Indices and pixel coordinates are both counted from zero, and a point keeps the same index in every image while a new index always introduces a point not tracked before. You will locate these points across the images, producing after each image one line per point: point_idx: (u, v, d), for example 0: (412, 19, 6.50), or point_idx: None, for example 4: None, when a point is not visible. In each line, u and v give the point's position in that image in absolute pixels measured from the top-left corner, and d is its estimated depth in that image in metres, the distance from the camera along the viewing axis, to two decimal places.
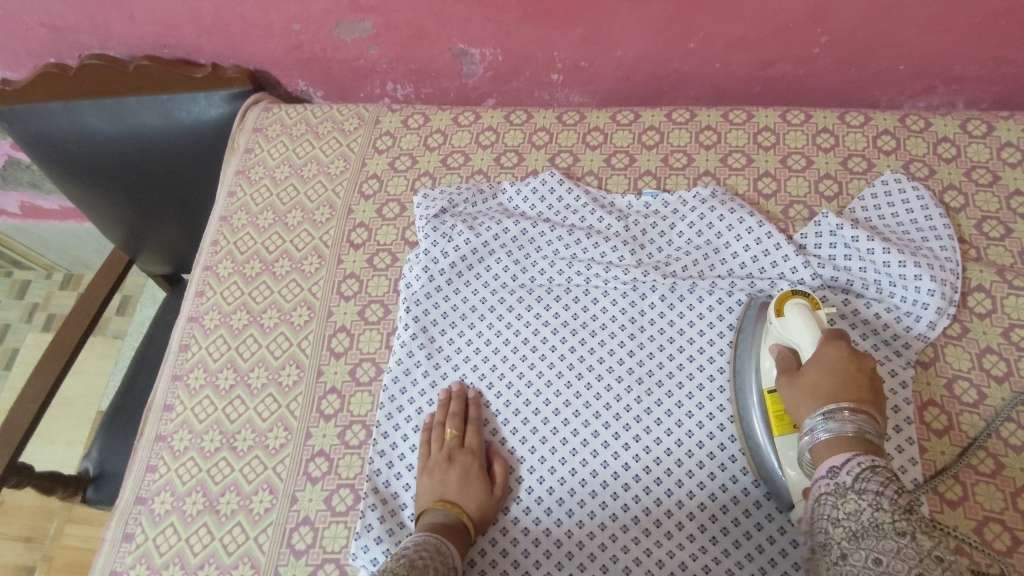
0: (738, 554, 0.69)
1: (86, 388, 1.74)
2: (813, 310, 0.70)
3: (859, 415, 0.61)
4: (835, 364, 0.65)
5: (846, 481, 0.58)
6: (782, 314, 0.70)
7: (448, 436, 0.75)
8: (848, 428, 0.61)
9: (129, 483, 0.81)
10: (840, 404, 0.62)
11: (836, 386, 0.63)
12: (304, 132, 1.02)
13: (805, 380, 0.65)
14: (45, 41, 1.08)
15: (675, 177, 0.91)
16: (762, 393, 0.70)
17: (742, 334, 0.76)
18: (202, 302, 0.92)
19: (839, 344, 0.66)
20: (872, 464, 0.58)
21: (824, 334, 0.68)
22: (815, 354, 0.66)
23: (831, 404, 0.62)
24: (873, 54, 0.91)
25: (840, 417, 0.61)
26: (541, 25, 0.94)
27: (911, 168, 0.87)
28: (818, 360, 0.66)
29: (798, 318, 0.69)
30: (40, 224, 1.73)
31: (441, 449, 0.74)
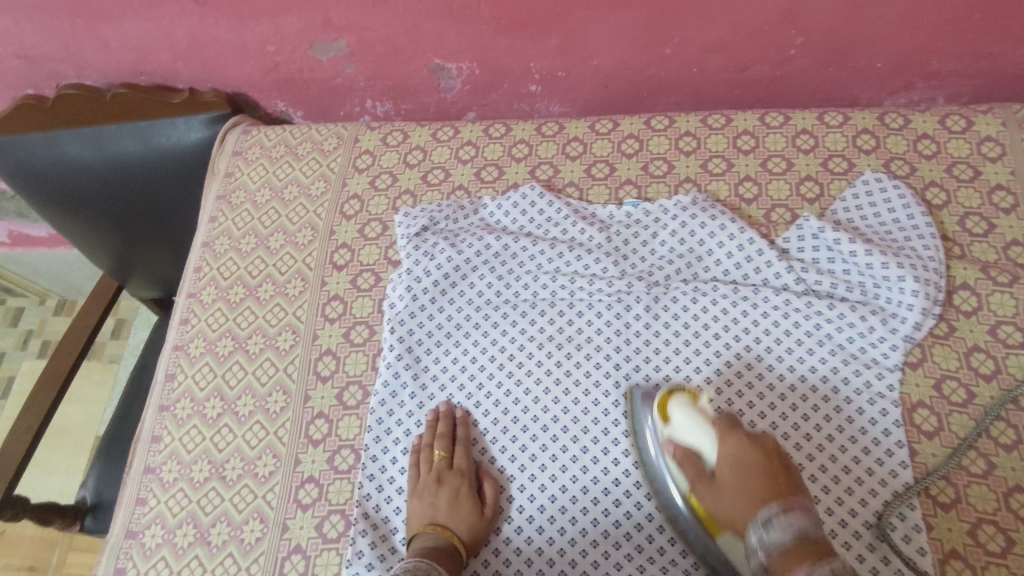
0: None
1: (83, 415, 1.74)
2: (694, 404, 0.68)
3: (792, 512, 0.58)
4: (737, 455, 0.63)
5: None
6: (669, 419, 0.68)
7: (436, 458, 0.75)
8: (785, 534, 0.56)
9: (119, 517, 0.81)
10: (770, 506, 0.59)
11: (726, 444, 0.64)
12: (284, 153, 1.02)
13: (722, 499, 0.63)
14: (21, 72, 1.08)
15: (656, 185, 0.90)
16: (688, 501, 0.67)
17: (638, 423, 0.73)
18: (187, 330, 0.91)
19: (733, 438, 0.65)
20: (817, 550, 0.53)
21: (717, 426, 0.66)
22: (697, 420, 0.67)
23: (762, 511, 0.59)
24: (849, 53, 0.90)
25: (777, 522, 0.57)
26: (516, 37, 0.93)
27: (892, 166, 0.86)
28: (701, 419, 0.67)
29: (686, 418, 0.67)
30: (29, 252, 1.72)
31: (430, 471, 0.74)
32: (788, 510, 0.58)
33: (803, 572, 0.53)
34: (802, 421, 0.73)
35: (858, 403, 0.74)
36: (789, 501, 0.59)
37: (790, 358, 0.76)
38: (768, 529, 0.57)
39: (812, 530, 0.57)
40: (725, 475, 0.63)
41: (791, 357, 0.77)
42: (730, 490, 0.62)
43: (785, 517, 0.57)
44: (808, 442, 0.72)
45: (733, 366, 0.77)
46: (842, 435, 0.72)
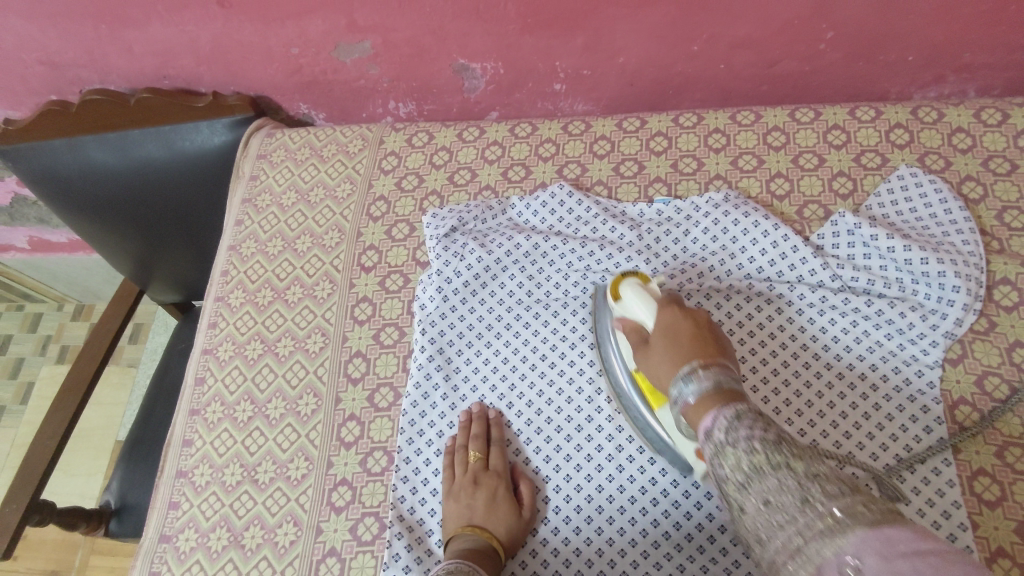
0: None
1: (103, 419, 1.75)
2: (644, 285, 0.71)
3: (712, 366, 0.56)
4: (670, 323, 0.64)
5: (721, 437, 0.50)
6: (619, 297, 0.71)
7: (471, 459, 0.74)
8: (706, 384, 0.55)
9: (152, 522, 0.81)
10: (691, 363, 0.57)
11: (663, 311, 0.65)
12: (309, 155, 1.01)
13: (654, 350, 0.63)
14: (46, 78, 1.08)
15: (686, 183, 0.89)
16: (631, 377, 0.71)
17: (601, 328, 0.77)
18: (216, 334, 0.91)
19: (671, 308, 0.65)
20: (737, 412, 0.51)
21: (660, 301, 0.67)
22: (644, 296, 0.68)
23: (683, 367, 0.57)
24: (880, 47, 0.89)
25: (695, 376, 0.55)
26: (543, 36, 0.93)
27: (927, 161, 0.85)
28: (646, 294, 0.69)
29: (632, 294, 0.69)
30: (49, 258, 1.73)
31: (466, 473, 0.73)
32: (705, 366, 0.56)
33: (715, 419, 0.51)
34: (841, 419, 0.72)
35: (898, 400, 0.72)
36: (710, 359, 0.57)
37: (828, 355, 0.76)
38: (687, 384, 0.56)
39: (731, 382, 0.54)
40: (658, 334, 0.64)
41: (827, 354, 0.76)
42: (661, 343, 0.63)
43: (703, 374, 0.55)
44: (848, 439, 0.71)
45: (769, 363, 0.76)
46: (882, 433, 0.71)
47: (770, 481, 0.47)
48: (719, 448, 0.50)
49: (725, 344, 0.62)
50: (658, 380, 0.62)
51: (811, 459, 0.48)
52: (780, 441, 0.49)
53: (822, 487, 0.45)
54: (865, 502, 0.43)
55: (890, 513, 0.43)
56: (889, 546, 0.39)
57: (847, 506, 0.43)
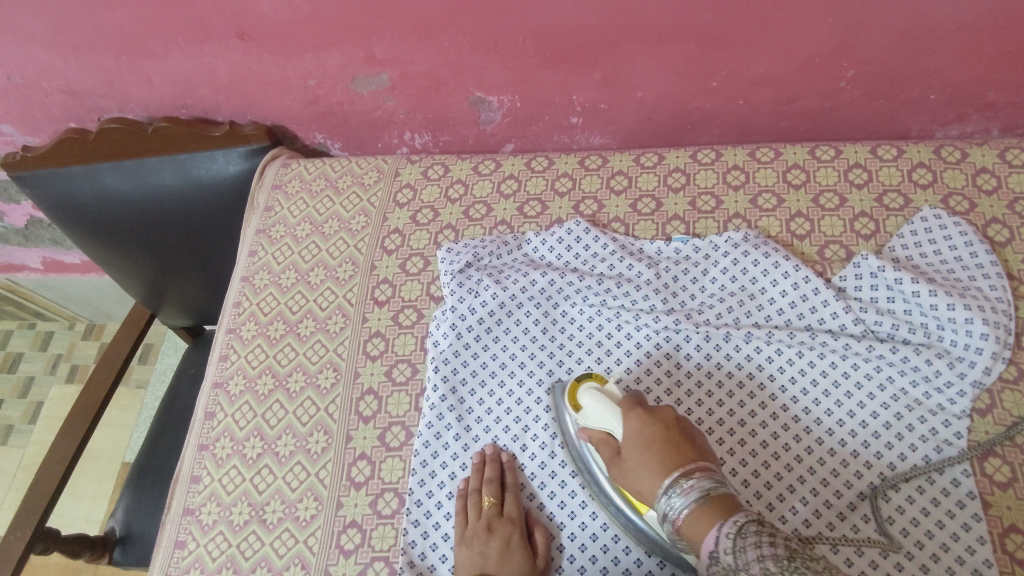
0: None
1: (110, 440, 1.74)
2: (602, 390, 0.70)
3: (695, 474, 0.58)
4: (638, 433, 0.64)
5: (729, 560, 0.53)
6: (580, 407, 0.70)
7: (485, 504, 0.72)
8: (694, 497, 0.57)
9: (157, 561, 0.79)
10: (672, 474, 0.60)
11: (626, 418, 0.66)
12: (324, 187, 1.01)
13: (630, 463, 0.64)
14: (64, 106, 1.09)
15: (704, 221, 0.88)
16: (615, 484, 0.69)
17: (563, 422, 0.76)
18: (227, 367, 0.90)
19: (634, 414, 0.65)
20: (738, 526, 0.54)
21: (624, 402, 0.68)
22: (603, 399, 0.68)
23: (665, 481, 0.59)
24: (902, 86, 0.88)
25: (680, 489, 0.58)
26: (561, 71, 0.92)
27: (951, 202, 0.84)
28: (608, 399, 0.68)
29: (594, 404, 0.68)
30: (62, 278, 1.73)
31: (480, 518, 0.71)
32: (689, 476, 0.58)
33: (716, 537, 0.54)
34: (865, 469, 0.70)
35: (924, 451, 0.70)
36: (691, 465, 0.59)
37: (850, 403, 0.74)
38: (672, 497, 0.58)
39: (717, 488, 0.57)
40: (630, 444, 0.64)
41: (850, 401, 0.74)
42: (636, 453, 0.63)
43: (688, 485, 0.58)
44: (874, 491, 0.69)
45: (789, 410, 0.74)
46: (909, 485, 0.69)
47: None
48: (731, 570, 0.52)
49: (699, 441, 0.63)
50: (641, 494, 0.62)
51: (815, 563, 0.50)
52: (790, 553, 0.51)
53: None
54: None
55: None
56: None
57: None
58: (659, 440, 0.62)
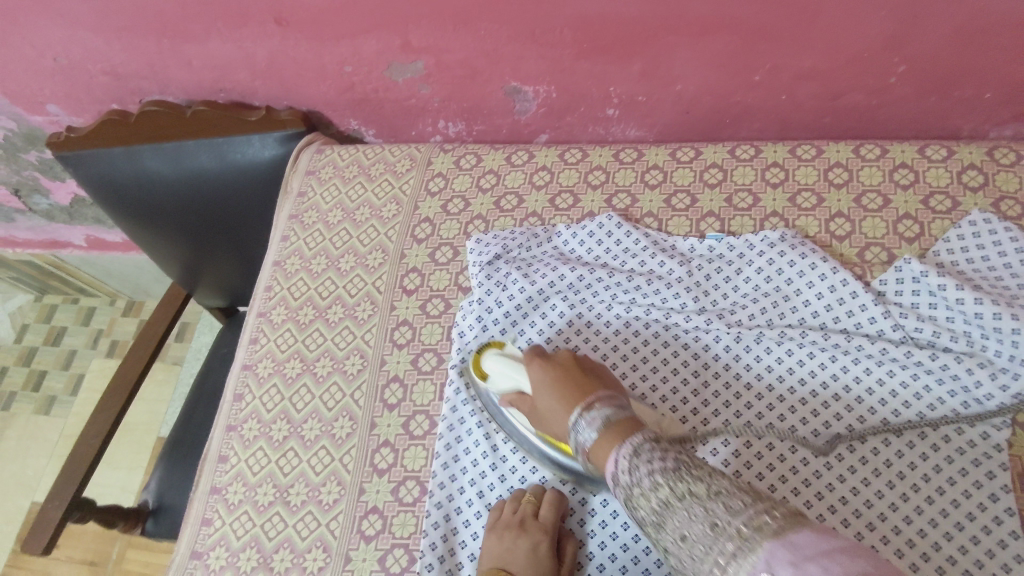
0: None
1: (146, 414, 1.79)
2: (506, 352, 0.73)
3: (596, 404, 0.58)
4: (543, 380, 0.65)
5: (626, 479, 0.52)
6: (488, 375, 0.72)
7: (524, 502, 0.71)
8: (598, 422, 0.57)
9: (184, 537, 0.81)
10: (578, 410, 0.59)
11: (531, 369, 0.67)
12: (357, 174, 1.01)
13: (543, 407, 0.64)
14: (108, 87, 1.11)
15: (740, 219, 0.86)
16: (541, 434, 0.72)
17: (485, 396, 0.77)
18: (257, 349, 0.92)
19: (535, 364, 0.67)
20: (636, 447, 0.53)
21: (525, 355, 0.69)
22: (508, 359, 0.71)
23: (573, 413, 0.59)
24: (956, 82, 0.84)
25: (587, 420, 0.58)
26: (597, 61, 0.91)
27: (1002, 206, 0.80)
28: (512, 358, 0.71)
29: (500, 364, 0.71)
30: (104, 256, 1.78)
31: (516, 513, 0.71)
32: (591, 407, 0.58)
33: (618, 459, 0.53)
34: (898, 479, 0.68)
35: (961, 463, 0.67)
36: (589, 398, 0.59)
37: (884, 410, 0.71)
38: (581, 429, 0.58)
39: (618, 413, 0.57)
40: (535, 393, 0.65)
41: (883, 409, 0.71)
42: (547, 398, 0.64)
43: (592, 415, 0.58)
44: (906, 502, 0.67)
45: (819, 415, 0.73)
46: (943, 498, 0.66)
47: (679, 512, 0.48)
48: (629, 489, 0.51)
49: (599, 370, 0.66)
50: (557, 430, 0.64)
51: (709, 478, 0.49)
52: (680, 466, 0.50)
53: (725, 505, 0.46)
54: (768, 508, 0.45)
55: (791, 514, 0.44)
56: (795, 551, 0.41)
57: (748, 518, 0.44)
58: (562, 377, 0.64)
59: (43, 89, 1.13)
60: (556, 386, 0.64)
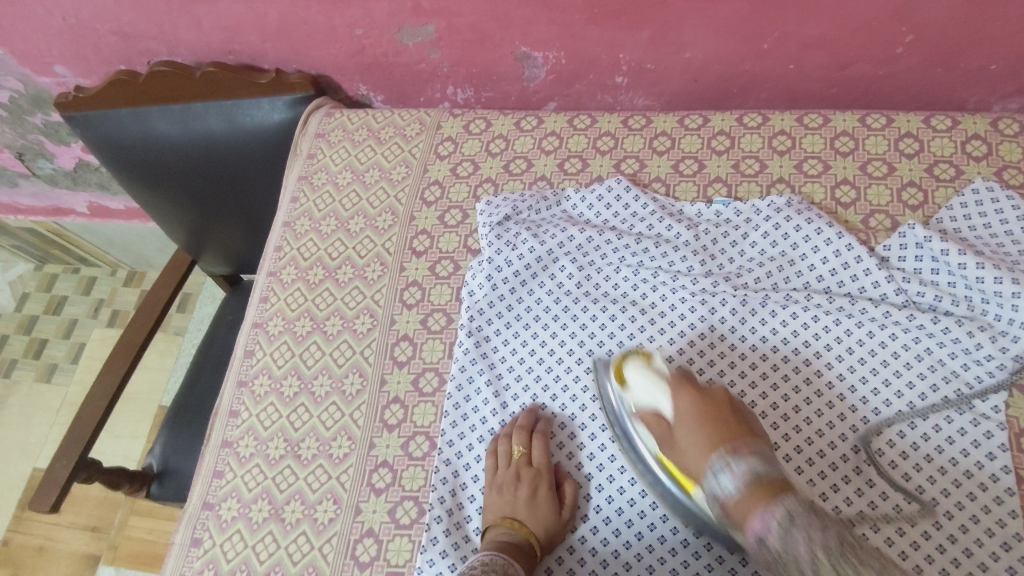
0: None
1: (148, 383, 1.80)
2: (649, 365, 0.69)
3: (746, 457, 0.55)
4: (690, 410, 0.62)
5: (776, 545, 0.48)
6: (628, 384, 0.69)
7: (515, 453, 0.73)
8: (742, 479, 0.54)
9: (196, 489, 0.83)
10: (721, 453, 0.56)
11: (680, 396, 0.64)
12: (366, 137, 1.02)
13: (682, 444, 0.61)
14: (116, 48, 1.11)
15: (747, 185, 0.87)
16: (657, 457, 0.66)
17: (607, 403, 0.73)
18: (267, 308, 0.93)
19: (687, 395, 0.63)
20: (792, 510, 0.49)
21: (673, 380, 0.66)
22: (654, 374, 0.67)
23: (714, 458, 0.56)
24: (963, 53, 0.85)
25: (730, 470, 0.54)
26: (608, 28, 0.91)
27: (1005, 175, 0.81)
28: (657, 375, 0.67)
29: (644, 379, 0.68)
30: (107, 224, 1.78)
31: (509, 466, 0.73)
32: (738, 458, 0.55)
33: (765, 520, 0.50)
34: (898, 438, 0.70)
35: (960, 423, 0.69)
36: (743, 447, 0.56)
37: (886, 372, 0.73)
38: (722, 479, 0.55)
39: (769, 472, 0.54)
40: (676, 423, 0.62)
41: (885, 371, 0.73)
42: (690, 435, 0.60)
43: (740, 467, 0.54)
44: (906, 460, 0.69)
45: (823, 376, 0.74)
46: (942, 456, 0.68)
47: None
48: (778, 556, 0.49)
49: (750, 424, 0.61)
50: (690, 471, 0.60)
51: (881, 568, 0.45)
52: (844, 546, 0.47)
53: None
54: None
55: None
56: None
57: None
58: (715, 419, 0.60)
59: (50, 49, 1.13)
60: (698, 428, 0.60)
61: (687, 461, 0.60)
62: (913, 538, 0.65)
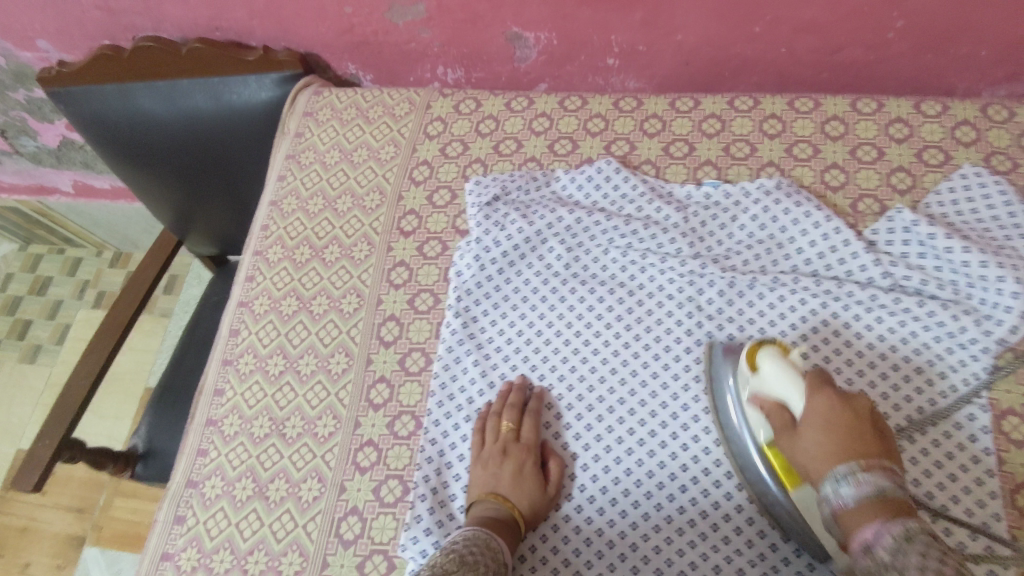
0: (776, 557, 0.66)
1: (134, 365, 1.79)
2: (786, 356, 0.63)
3: (875, 472, 0.54)
4: (823, 415, 0.58)
5: (885, 558, 0.50)
6: (758, 369, 0.64)
7: (503, 429, 0.73)
8: (866, 492, 0.53)
9: (179, 467, 0.82)
10: (849, 462, 0.55)
11: (814, 396, 0.60)
12: (355, 116, 1.01)
13: (801, 447, 0.59)
14: (100, 22, 1.09)
15: (736, 168, 0.87)
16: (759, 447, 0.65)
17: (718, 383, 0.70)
18: (253, 287, 0.92)
19: (826, 394, 0.60)
20: (906, 532, 0.50)
21: (809, 380, 0.61)
22: (790, 371, 0.62)
23: (839, 465, 0.55)
24: (954, 39, 0.85)
25: (854, 479, 0.54)
26: (600, 8, 0.90)
27: (993, 161, 0.81)
28: (793, 371, 0.62)
29: (775, 370, 0.62)
30: (92, 205, 1.76)
31: (496, 441, 0.73)
32: (867, 470, 0.54)
33: (878, 535, 0.51)
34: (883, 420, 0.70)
35: (944, 406, 0.70)
36: (875, 462, 0.55)
37: (872, 355, 0.73)
38: (842, 486, 0.54)
39: (894, 490, 0.53)
40: (807, 423, 0.59)
41: (872, 353, 0.73)
42: (815, 439, 0.58)
43: (865, 478, 0.54)
44: None
45: (810, 358, 0.74)
46: (925, 438, 0.69)
47: None
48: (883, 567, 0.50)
49: (885, 439, 0.59)
50: (805, 471, 0.59)
51: None
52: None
53: None
54: None
55: None
56: None
57: None
58: (854, 434, 0.57)
59: (33, 22, 1.11)
60: (830, 437, 0.57)
61: (801, 460, 0.59)
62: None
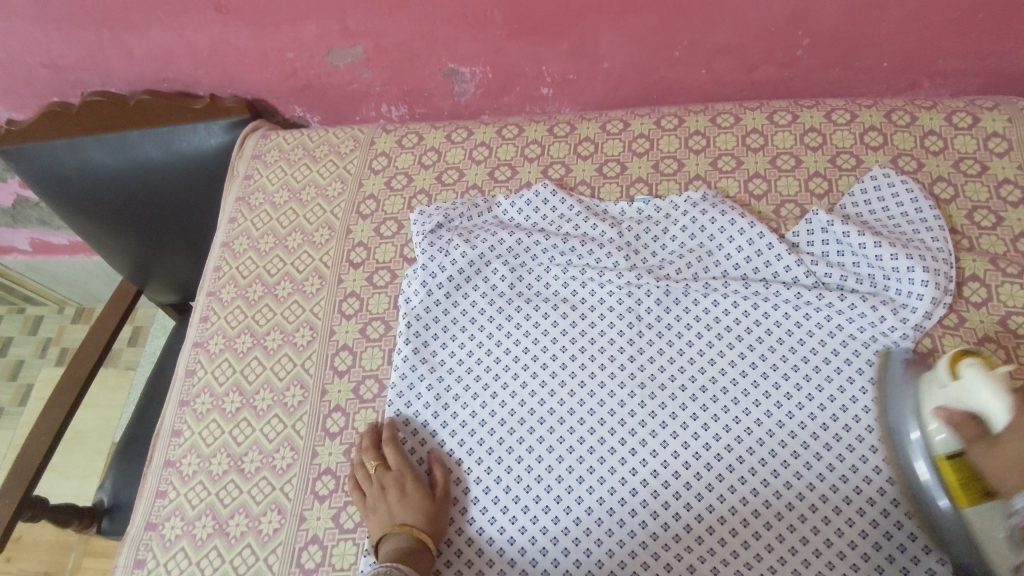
0: (725, 551, 0.69)
1: (100, 421, 1.77)
2: (992, 369, 0.60)
3: None
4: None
5: None
6: (959, 375, 0.62)
7: (371, 469, 0.76)
8: None
9: (139, 510, 0.83)
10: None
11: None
12: (302, 156, 1.04)
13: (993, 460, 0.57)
14: (48, 80, 1.12)
15: (666, 183, 0.92)
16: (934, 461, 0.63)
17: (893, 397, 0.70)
18: (207, 327, 0.93)
19: None
20: None
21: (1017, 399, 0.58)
22: (993, 381, 0.59)
23: None
24: (856, 53, 0.92)
25: None
26: (528, 41, 0.96)
27: (900, 162, 0.87)
28: (997, 382, 0.59)
29: (979, 379, 0.60)
30: (50, 261, 1.76)
31: (371, 482, 0.75)
32: None
33: None
34: (819, 411, 0.73)
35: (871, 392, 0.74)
36: None
37: (803, 350, 0.77)
38: None
39: None
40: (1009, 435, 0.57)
41: (803, 347, 0.77)
42: (1013, 453, 0.56)
43: None
44: (825, 432, 0.72)
45: (746, 357, 0.78)
46: (857, 425, 0.72)
47: None
48: None
49: None
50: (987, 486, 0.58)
51: None
52: None
53: None
54: None
55: None
56: None
57: None
58: None
59: None
60: None
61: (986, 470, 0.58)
62: (833, 502, 0.69)
